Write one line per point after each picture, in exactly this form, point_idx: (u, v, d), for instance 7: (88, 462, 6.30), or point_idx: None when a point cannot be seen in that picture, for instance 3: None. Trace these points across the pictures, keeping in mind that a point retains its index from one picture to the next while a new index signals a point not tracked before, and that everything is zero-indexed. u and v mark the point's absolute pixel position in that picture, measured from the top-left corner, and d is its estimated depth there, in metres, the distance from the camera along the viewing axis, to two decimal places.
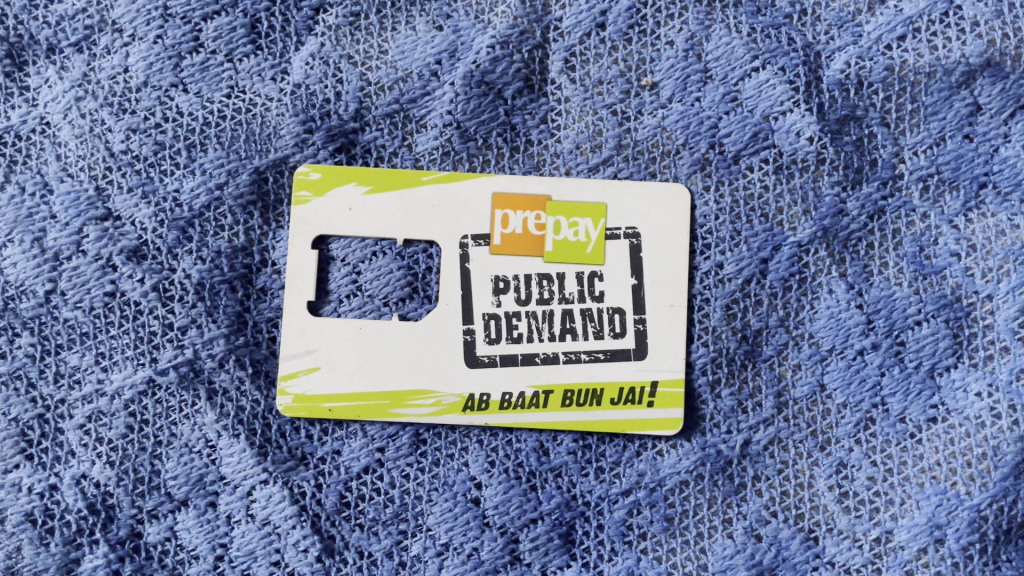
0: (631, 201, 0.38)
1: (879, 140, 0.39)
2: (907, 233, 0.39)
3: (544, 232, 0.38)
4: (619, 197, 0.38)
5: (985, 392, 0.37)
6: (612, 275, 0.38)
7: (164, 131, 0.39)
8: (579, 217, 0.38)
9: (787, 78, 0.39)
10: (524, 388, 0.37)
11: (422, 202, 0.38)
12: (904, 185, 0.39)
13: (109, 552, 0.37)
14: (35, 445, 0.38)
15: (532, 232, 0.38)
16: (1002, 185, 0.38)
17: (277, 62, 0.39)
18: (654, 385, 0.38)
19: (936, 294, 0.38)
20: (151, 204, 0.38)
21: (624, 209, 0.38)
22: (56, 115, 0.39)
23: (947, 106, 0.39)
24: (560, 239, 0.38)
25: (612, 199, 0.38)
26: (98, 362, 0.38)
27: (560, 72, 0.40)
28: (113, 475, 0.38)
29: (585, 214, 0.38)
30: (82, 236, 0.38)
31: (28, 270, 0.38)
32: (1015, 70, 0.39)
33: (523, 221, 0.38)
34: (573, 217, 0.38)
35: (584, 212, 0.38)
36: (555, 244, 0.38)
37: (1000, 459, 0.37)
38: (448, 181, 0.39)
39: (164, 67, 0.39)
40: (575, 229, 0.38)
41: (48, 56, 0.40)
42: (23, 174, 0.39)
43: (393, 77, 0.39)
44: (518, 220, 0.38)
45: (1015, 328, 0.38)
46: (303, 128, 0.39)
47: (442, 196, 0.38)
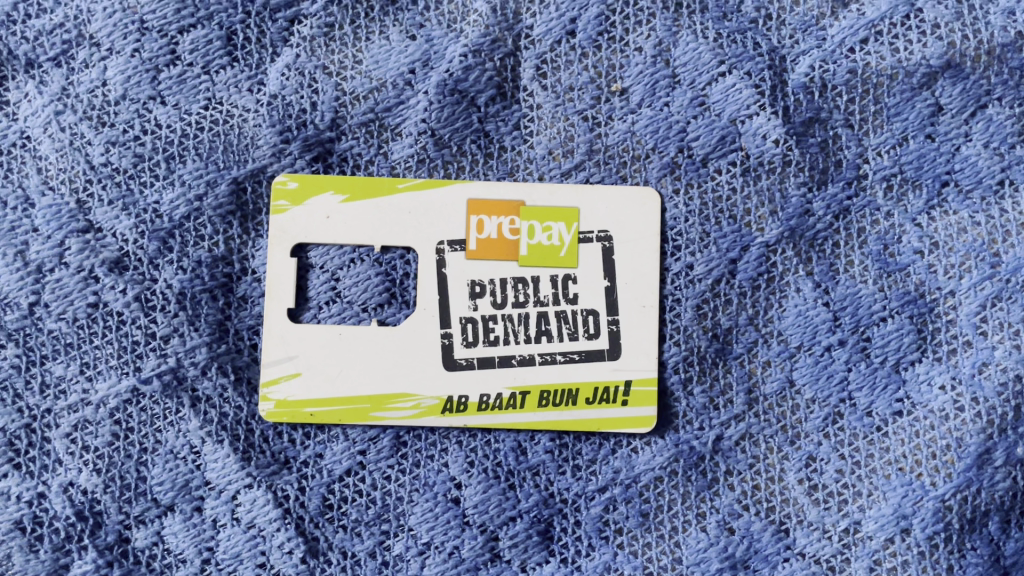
0: (604, 204, 0.39)
1: (844, 141, 0.40)
2: (872, 232, 0.40)
3: (519, 237, 0.39)
4: (591, 201, 0.39)
5: (949, 385, 0.39)
6: (584, 278, 0.39)
7: (143, 143, 0.40)
8: (551, 223, 0.39)
9: (753, 82, 0.40)
10: (501, 390, 0.38)
11: (399, 209, 0.39)
12: (869, 185, 0.40)
13: (98, 558, 0.38)
14: (22, 454, 0.38)
15: (506, 236, 0.39)
16: (963, 183, 0.40)
17: (253, 74, 0.40)
18: (628, 384, 0.39)
19: (900, 290, 0.39)
20: (132, 216, 0.39)
21: (596, 212, 0.39)
22: (36, 129, 0.40)
23: (909, 107, 0.40)
24: (534, 243, 0.39)
25: (585, 203, 0.39)
26: (83, 372, 0.38)
27: (532, 79, 0.41)
28: (100, 483, 0.38)
29: (558, 218, 0.39)
30: (65, 248, 0.39)
31: (11, 282, 0.39)
32: (975, 71, 0.40)
33: (498, 226, 0.39)
34: (547, 221, 0.39)
35: (557, 217, 0.39)
36: (529, 248, 0.39)
37: (964, 450, 0.38)
38: (423, 188, 0.39)
39: (142, 80, 0.40)
40: (549, 233, 0.39)
41: (27, 71, 0.40)
42: (4, 188, 0.39)
43: (368, 86, 0.40)
44: (493, 225, 0.39)
45: (977, 322, 0.39)
46: (280, 138, 0.40)
47: (419, 203, 0.39)
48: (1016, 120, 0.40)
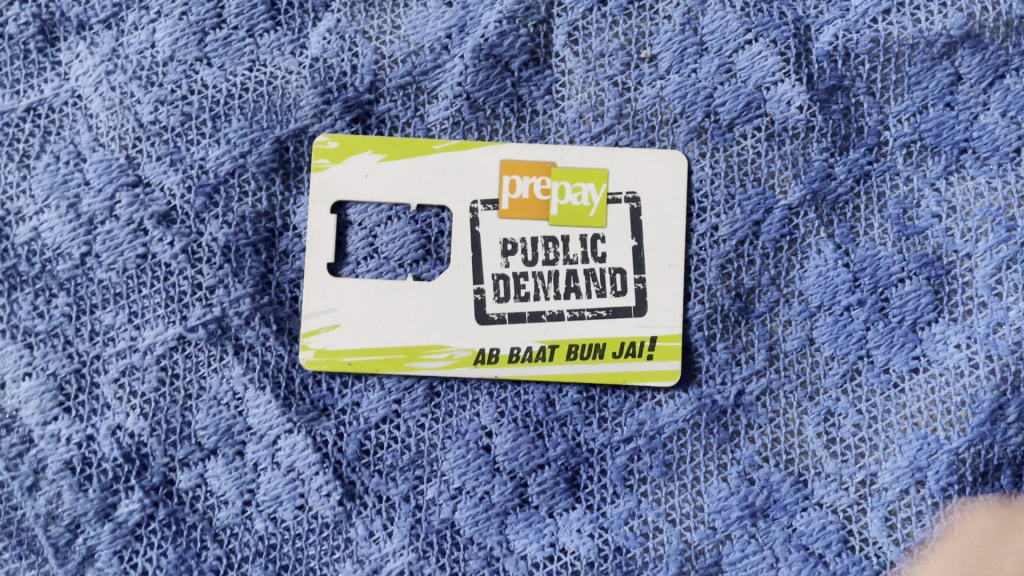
0: (632, 167, 0.41)
1: (866, 109, 0.41)
2: (891, 196, 0.41)
3: (549, 197, 0.41)
4: (620, 164, 0.41)
5: (964, 344, 0.40)
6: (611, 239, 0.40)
7: (190, 102, 0.41)
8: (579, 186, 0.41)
9: (778, 50, 0.41)
10: (531, 343, 0.40)
11: (434, 169, 0.41)
12: (889, 151, 0.41)
13: (145, 498, 0.39)
14: (72, 398, 0.40)
15: (538, 197, 0.41)
16: (980, 151, 0.41)
17: (296, 38, 0.42)
18: (653, 339, 0.40)
19: (918, 253, 0.41)
20: (179, 171, 0.41)
21: (624, 174, 0.41)
22: (87, 89, 0.41)
23: (929, 76, 0.41)
24: (564, 203, 0.40)
25: (613, 165, 0.41)
26: (131, 320, 0.40)
27: (564, 45, 0.42)
28: (146, 426, 0.40)
29: (587, 180, 0.41)
30: (115, 201, 0.40)
31: (64, 233, 0.40)
32: (994, 43, 0.41)
33: (529, 187, 0.41)
34: (577, 182, 0.41)
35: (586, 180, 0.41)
36: (560, 208, 0.40)
37: (978, 406, 0.39)
38: (458, 149, 0.41)
39: (190, 42, 0.41)
40: (579, 194, 0.40)
41: (78, 32, 0.42)
42: (57, 144, 0.41)
43: (406, 51, 0.42)
44: (525, 185, 0.41)
45: (992, 284, 0.40)
46: (321, 99, 0.41)
47: (453, 163, 0.41)
48: None
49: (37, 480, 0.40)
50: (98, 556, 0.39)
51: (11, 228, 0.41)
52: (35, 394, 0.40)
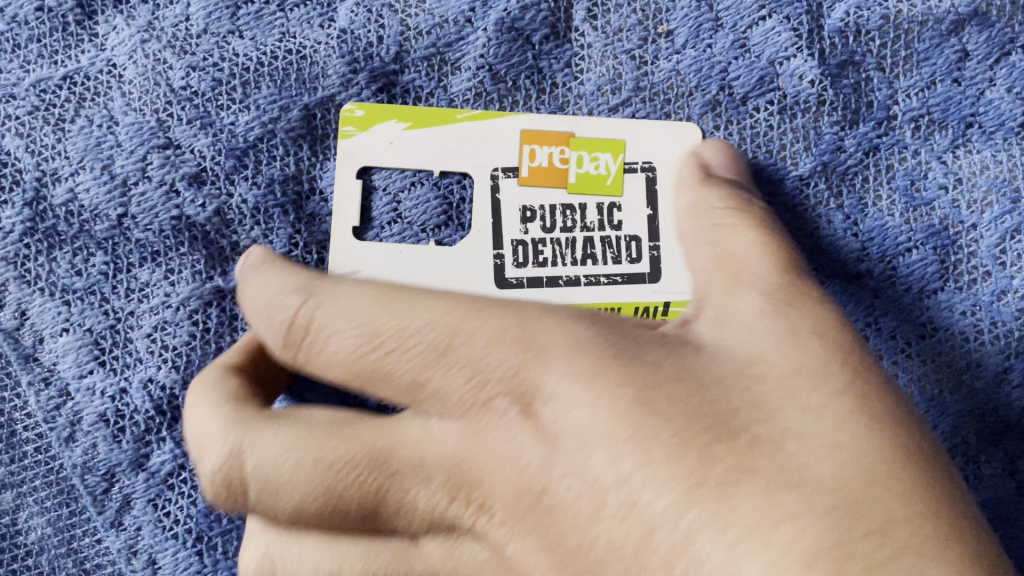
0: (648, 138, 0.42)
1: (875, 84, 0.43)
2: (900, 168, 0.42)
3: (568, 166, 0.42)
4: (636, 135, 0.42)
5: (969, 311, 0.41)
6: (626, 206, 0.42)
7: (220, 69, 0.43)
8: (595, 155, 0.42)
9: (791, 26, 0.43)
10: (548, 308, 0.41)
11: (456, 137, 0.42)
12: (898, 125, 0.43)
13: (176, 449, 0.41)
14: (107, 353, 0.41)
15: (556, 165, 0.42)
16: (986, 125, 0.42)
17: (324, 11, 0.43)
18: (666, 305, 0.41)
19: (925, 224, 0.42)
20: (209, 135, 0.42)
21: (640, 145, 0.42)
22: (122, 57, 0.43)
23: (937, 52, 0.43)
24: (582, 172, 0.42)
25: (629, 136, 0.42)
26: (167, 277, 0.41)
27: (583, 20, 0.43)
28: (179, 378, 0.41)
29: (604, 150, 0.42)
30: (147, 163, 0.42)
31: (101, 196, 0.42)
32: (1000, 20, 0.43)
33: (549, 156, 0.42)
34: (595, 152, 0.42)
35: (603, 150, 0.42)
36: (577, 176, 0.42)
37: (983, 370, 0.41)
38: (479, 118, 0.42)
39: (222, 16, 0.43)
40: (596, 163, 0.42)
41: (115, 5, 0.43)
42: (92, 109, 0.42)
43: (430, 22, 0.43)
44: (545, 154, 0.42)
45: (997, 253, 0.42)
46: (348, 68, 0.43)
47: (475, 132, 0.42)
48: None
49: (73, 431, 0.41)
50: (134, 504, 0.40)
51: (48, 189, 0.42)
52: (72, 348, 0.41)
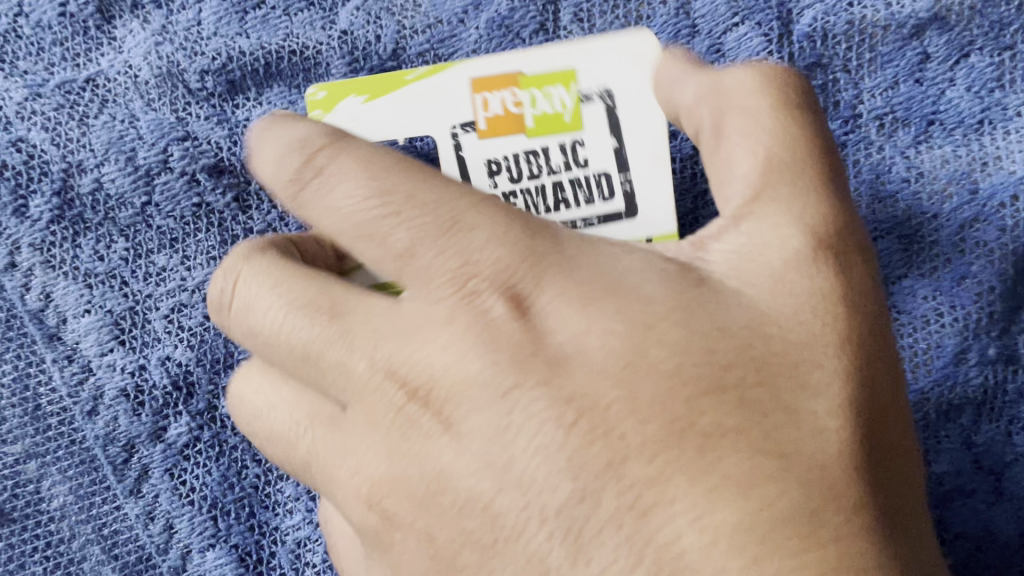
0: (596, 65, 0.41)
1: (842, 85, 0.46)
2: (865, 163, 0.45)
3: (522, 109, 0.41)
4: (583, 61, 0.42)
5: (931, 296, 0.44)
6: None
7: (231, 70, 0.46)
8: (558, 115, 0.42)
9: (762, 32, 0.46)
10: None
11: (413, 98, 0.41)
12: (863, 123, 0.46)
13: (192, 421, 0.44)
14: (127, 333, 0.44)
15: (510, 109, 0.41)
16: (947, 122, 0.45)
17: (326, 15, 0.46)
18: None
19: (889, 214, 0.45)
20: (226, 128, 0.45)
21: (590, 69, 0.42)
22: (138, 59, 0.46)
23: (900, 55, 0.46)
24: (538, 113, 0.41)
25: (578, 62, 0.42)
26: (183, 263, 0.45)
27: (570, 22, 0.46)
28: (193, 356, 0.44)
29: (555, 82, 0.41)
30: (168, 155, 0.45)
31: (127, 185, 0.45)
32: (959, 24, 0.46)
33: (502, 102, 0.41)
34: (546, 88, 0.41)
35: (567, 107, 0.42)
36: (534, 119, 0.41)
37: (942, 351, 0.43)
38: (428, 75, 0.42)
39: (232, 20, 0.46)
40: (550, 99, 0.41)
41: (132, 10, 0.47)
42: (114, 108, 0.46)
43: (426, 24, 0.46)
44: (497, 102, 0.41)
45: (956, 242, 0.44)
46: (349, 69, 0.46)
47: (426, 89, 0.41)
48: (995, 67, 0.45)
49: (95, 405, 0.44)
50: (152, 473, 0.44)
51: (74, 179, 0.45)
52: (94, 328, 0.44)
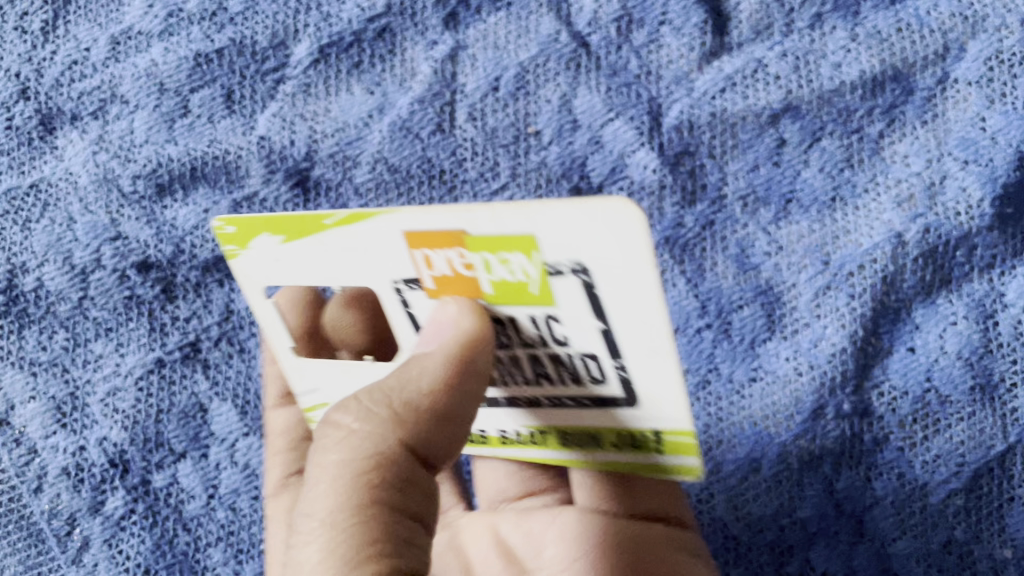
0: (556, 231, 0.33)
1: (708, 169, 0.51)
2: (733, 238, 0.50)
3: (473, 273, 0.35)
4: (545, 226, 0.33)
5: (791, 356, 0.49)
6: (259, 254, 0.40)
7: (160, 173, 0.51)
8: (310, 229, 0.37)
9: (635, 125, 0.51)
10: (519, 428, 0.42)
11: (486, 219, 0.33)
12: (729, 204, 0.51)
13: (127, 495, 0.48)
14: (67, 416, 0.49)
15: (459, 272, 0.36)
16: (804, 200, 0.50)
17: (247, 121, 0.52)
18: (658, 433, 0.39)
19: (753, 284, 0.50)
20: (154, 227, 0.50)
21: (553, 238, 0.33)
22: (77, 167, 0.52)
23: (759, 141, 0.51)
24: (494, 280, 0.35)
25: (540, 229, 0.33)
26: (117, 349, 0.49)
27: (465, 120, 0.52)
28: (127, 436, 0.48)
29: (513, 249, 0.34)
30: (100, 254, 0.50)
31: (64, 282, 0.50)
32: (810, 112, 0.51)
33: (508, 271, 0.35)
34: (500, 254, 0.34)
35: (298, 222, 0.38)
36: (492, 286, 0.36)
37: (801, 407, 0.49)
38: (503, 237, 0.34)
39: (161, 129, 0.52)
40: (509, 268, 0.35)
41: (72, 123, 0.52)
42: (55, 212, 0.51)
43: (334, 127, 0.51)
44: (441, 261, 0.36)
45: (814, 307, 0.49)
46: (267, 169, 0.51)
47: (493, 221, 0.33)
48: (845, 149, 0.51)
49: (40, 483, 0.49)
50: (92, 543, 0.48)
51: (19, 279, 0.51)
52: (38, 413, 0.49)
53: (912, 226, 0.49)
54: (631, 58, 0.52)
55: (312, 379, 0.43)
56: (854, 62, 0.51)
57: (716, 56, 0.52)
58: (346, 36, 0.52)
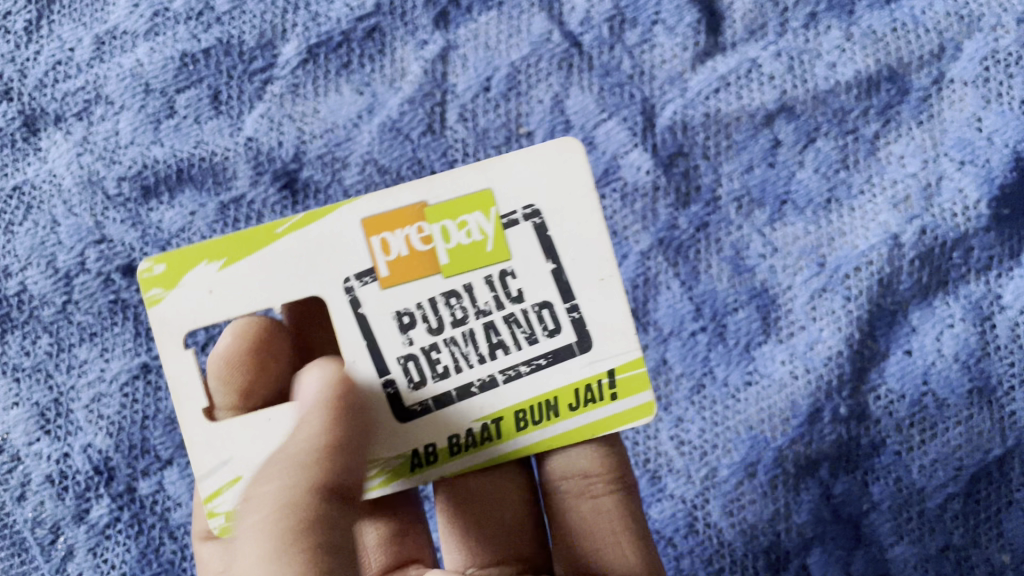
0: (514, 177, 0.37)
1: (703, 170, 0.50)
2: (727, 240, 0.50)
3: (432, 244, 0.37)
4: (501, 180, 0.37)
5: (787, 360, 0.48)
6: (192, 290, 0.37)
7: (146, 175, 0.50)
8: (256, 243, 0.37)
9: (627, 126, 0.51)
10: (472, 424, 0.37)
11: (444, 181, 0.37)
12: (723, 205, 0.50)
13: (112, 503, 0.47)
14: (51, 422, 0.48)
15: (417, 248, 0.37)
16: (799, 202, 0.50)
17: (234, 122, 0.51)
18: (612, 375, 0.37)
19: (748, 287, 0.49)
20: (139, 230, 0.49)
21: (509, 191, 0.37)
22: (60, 169, 0.51)
23: (753, 142, 0.50)
24: (453, 246, 0.36)
25: (496, 183, 0.37)
26: (102, 354, 0.49)
27: (456, 121, 0.51)
28: (112, 443, 0.48)
29: (472, 210, 0.37)
30: (85, 257, 0.49)
31: (48, 286, 0.49)
32: (805, 112, 0.51)
33: (467, 234, 0.37)
34: (460, 217, 0.37)
35: (240, 240, 0.37)
36: (449, 255, 0.36)
37: (797, 411, 0.48)
38: (462, 193, 0.37)
39: (147, 130, 0.51)
40: (466, 229, 0.37)
41: (56, 124, 0.51)
42: (38, 214, 0.50)
43: (323, 129, 0.51)
44: (399, 240, 0.37)
45: (809, 310, 0.49)
46: (254, 171, 0.50)
47: (452, 182, 0.37)
48: (840, 150, 0.50)
49: (24, 491, 0.48)
50: (76, 552, 0.47)
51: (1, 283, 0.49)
52: (21, 420, 0.48)
53: (907, 227, 0.49)
54: (624, 58, 0.52)
55: (223, 446, 0.36)
56: (849, 62, 0.51)
57: (709, 56, 0.52)
58: (335, 36, 0.52)
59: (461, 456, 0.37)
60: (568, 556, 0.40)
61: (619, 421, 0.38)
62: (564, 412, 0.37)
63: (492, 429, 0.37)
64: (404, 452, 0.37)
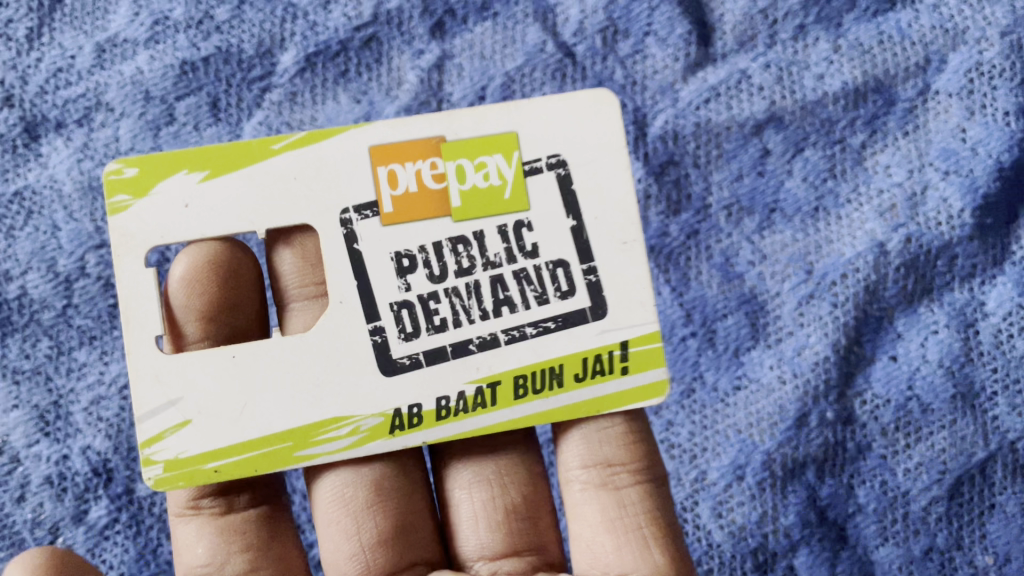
0: (537, 124, 0.38)
1: (693, 178, 0.51)
2: (717, 248, 0.51)
3: (445, 183, 0.37)
4: (526, 128, 0.38)
5: (775, 365, 0.49)
6: (168, 200, 0.37)
7: None
8: (252, 156, 0.37)
9: None
10: (465, 387, 0.37)
11: (466, 122, 0.38)
12: (713, 213, 0.51)
13: (111, 504, 0.48)
14: (51, 424, 0.49)
15: (429, 185, 0.37)
16: (787, 210, 0.51)
17: (233, 130, 0.52)
18: (624, 347, 0.37)
19: (737, 293, 0.50)
20: None
21: (532, 140, 0.38)
22: (61, 174, 0.51)
23: (743, 151, 0.51)
24: (468, 187, 0.37)
25: (520, 129, 0.38)
26: (102, 358, 0.49)
27: None
28: (111, 445, 0.48)
29: (493, 152, 0.37)
30: (85, 262, 0.50)
31: (48, 290, 0.50)
32: (794, 122, 0.52)
33: (483, 177, 0.37)
34: (480, 157, 0.37)
35: (232, 152, 0.37)
36: (462, 196, 0.37)
37: (785, 415, 0.49)
38: (477, 137, 0.37)
39: (147, 136, 0.51)
40: (484, 172, 0.37)
41: (56, 130, 0.52)
42: (38, 219, 0.51)
43: None
44: (410, 175, 0.37)
45: (797, 315, 0.50)
46: None
47: (472, 122, 0.38)
48: (828, 159, 0.51)
49: (23, 492, 0.48)
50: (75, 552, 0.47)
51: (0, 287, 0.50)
52: (21, 422, 0.49)
53: (893, 235, 0.50)
54: (616, 68, 0.53)
55: (175, 386, 0.36)
56: (837, 73, 0.52)
57: (700, 67, 0.53)
58: (332, 45, 0.53)
59: (450, 421, 0.37)
60: (592, 559, 0.40)
61: (630, 399, 0.38)
62: (569, 381, 0.37)
63: (486, 395, 0.37)
64: (386, 409, 0.36)
